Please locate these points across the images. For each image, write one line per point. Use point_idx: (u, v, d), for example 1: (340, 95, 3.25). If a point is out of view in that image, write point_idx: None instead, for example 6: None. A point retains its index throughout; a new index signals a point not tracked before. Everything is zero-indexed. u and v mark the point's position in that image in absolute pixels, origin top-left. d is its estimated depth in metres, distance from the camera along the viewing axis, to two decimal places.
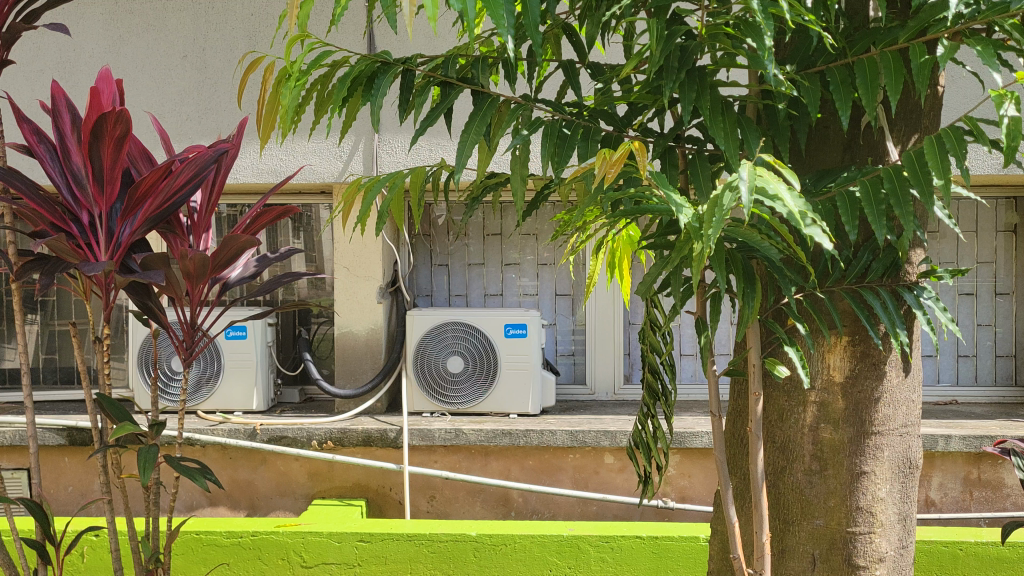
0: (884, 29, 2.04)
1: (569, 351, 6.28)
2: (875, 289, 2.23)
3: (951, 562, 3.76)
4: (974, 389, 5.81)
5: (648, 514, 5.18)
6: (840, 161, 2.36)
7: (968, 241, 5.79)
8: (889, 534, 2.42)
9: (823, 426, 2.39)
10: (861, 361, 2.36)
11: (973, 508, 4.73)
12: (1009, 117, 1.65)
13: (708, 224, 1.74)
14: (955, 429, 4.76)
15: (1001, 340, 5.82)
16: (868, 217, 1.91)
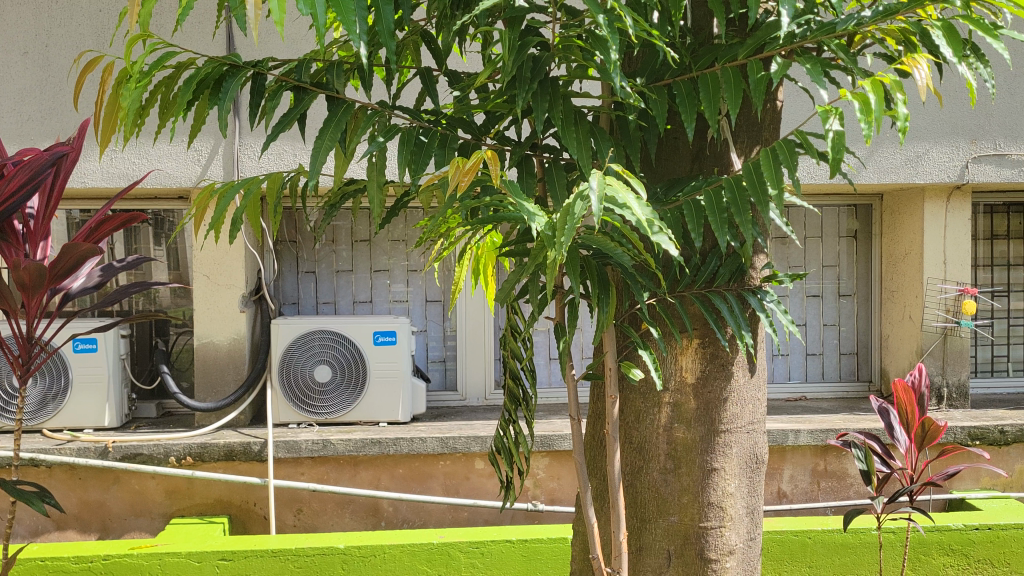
0: (725, 46, 2.14)
1: (440, 357, 6.28)
2: (723, 294, 2.33)
3: (800, 550, 3.97)
4: (822, 385, 6.17)
5: (519, 517, 5.23)
6: (689, 171, 2.45)
7: (814, 246, 6.15)
8: (738, 527, 2.53)
9: (676, 426, 2.48)
10: (711, 362, 2.47)
11: (820, 498, 5.02)
12: (834, 131, 1.77)
13: (561, 232, 1.77)
14: (804, 424, 5.04)
15: (845, 338, 6.21)
16: (712, 224, 2.01)
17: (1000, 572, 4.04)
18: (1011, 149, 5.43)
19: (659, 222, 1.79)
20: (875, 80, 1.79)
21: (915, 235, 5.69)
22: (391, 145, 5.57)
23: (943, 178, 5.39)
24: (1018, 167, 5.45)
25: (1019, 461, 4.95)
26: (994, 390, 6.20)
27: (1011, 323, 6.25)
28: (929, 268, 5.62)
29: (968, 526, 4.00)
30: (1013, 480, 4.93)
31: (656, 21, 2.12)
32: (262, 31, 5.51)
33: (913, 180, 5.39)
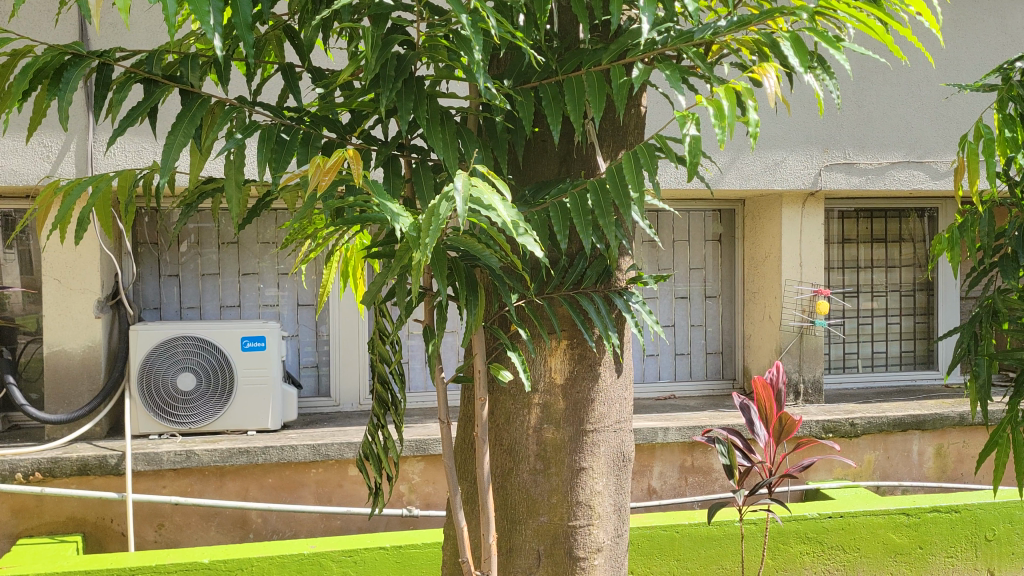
0: (589, 50, 2.18)
1: (312, 362, 6.13)
2: (590, 296, 2.37)
3: (669, 544, 4.09)
4: (689, 384, 6.39)
5: (393, 523, 5.17)
6: (557, 174, 2.47)
7: (682, 249, 6.36)
8: (606, 524, 2.57)
9: (546, 427, 2.50)
10: (579, 362, 2.51)
11: (688, 493, 5.19)
12: (691, 136, 1.85)
13: (425, 233, 1.75)
14: (672, 422, 5.20)
15: (710, 338, 6.45)
16: (577, 226, 2.04)
17: (852, 557, 4.27)
18: (860, 158, 5.77)
19: (525, 224, 1.80)
20: (728, 87, 1.87)
21: (774, 239, 5.97)
22: (251, 142, 5.42)
23: (799, 185, 5.69)
24: (866, 174, 5.80)
25: (868, 452, 5.27)
26: (845, 385, 6.58)
27: (861, 322, 6.66)
28: (787, 271, 5.91)
29: (822, 514, 4.22)
30: (863, 470, 5.24)
31: (521, 25, 2.14)
32: (109, 21, 5.26)
33: (772, 186, 5.65)
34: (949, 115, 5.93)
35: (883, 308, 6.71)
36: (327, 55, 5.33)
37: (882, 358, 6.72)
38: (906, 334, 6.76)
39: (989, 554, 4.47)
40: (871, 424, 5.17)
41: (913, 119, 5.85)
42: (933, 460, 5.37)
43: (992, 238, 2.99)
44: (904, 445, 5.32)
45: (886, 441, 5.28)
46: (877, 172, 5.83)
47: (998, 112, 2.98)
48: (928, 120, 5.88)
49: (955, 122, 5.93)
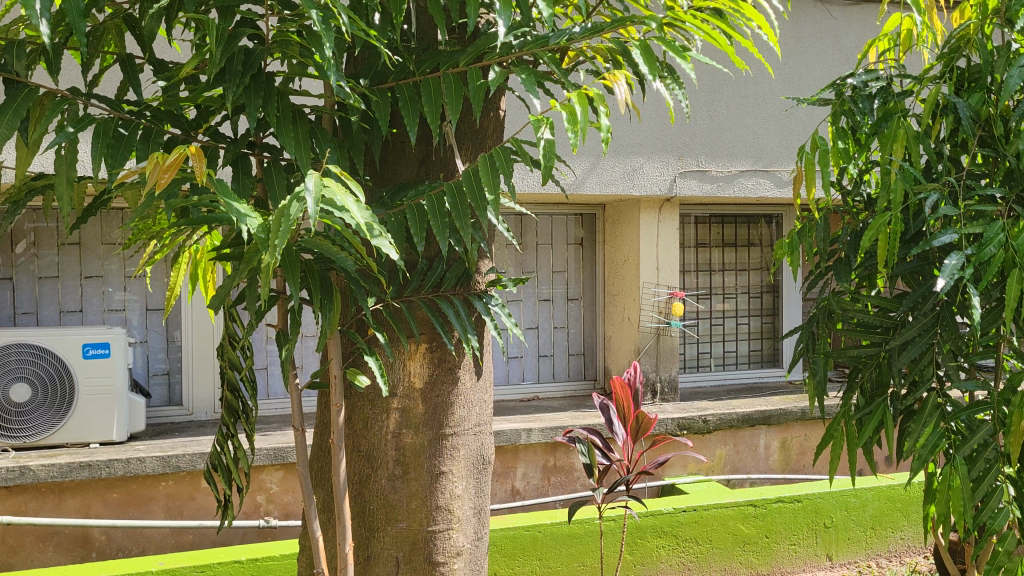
0: (447, 52, 2.18)
1: (162, 370, 5.83)
2: (450, 298, 2.37)
3: (531, 544, 4.13)
4: (552, 384, 6.48)
5: (250, 535, 4.99)
6: (415, 176, 2.44)
7: (545, 252, 6.46)
8: (465, 528, 2.56)
9: (404, 432, 2.47)
10: (438, 366, 2.49)
11: (550, 493, 5.26)
12: (545, 140, 1.89)
13: (275, 235, 1.68)
14: (534, 423, 5.26)
15: (573, 340, 6.56)
16: (433, 229, 2.03)
17: (704, 549, 4.45)
18: (711, 166, 6.04)
19: (379, 225, 1.77)
20: (581, 92, 1.91)
21: (632, 244, 6.15)
22: (84, 136, 5.11)
23: (655, 191, 5.88)
24: (717, 182, 6.07)
25: (719, 447, 5.50)
26: (699, 383, 6.84)
27: (713, 323, 6.96)
28: (644, 273, 6.10)
29: (677, 509, 4.37)
30: (714, 464, 5.47)
31: (376, 24, 2.11)
32: None
33: (630, 192, 5.82)
34: (791, 126, 6.30)
35: (733, 309, 7.03)
36: (172, 47, 5.10)
37: (732, 356, 7.05)
38: (754, 334, 7.11)
39: (828, 541, 4.76)
40: (722, 421, 5.42)
41: (760, 129, 6.16)
42: (778, 453, 5.67)
43: (826, 244, 3.20)
44: (751, 439, 5.59)
45: (735, 436, 5.54)
46: (726, 180, 6.11)
47: (832, 124, 3.17)
48: (773, 131, 6.22)
49: (797, 133, 6.30)
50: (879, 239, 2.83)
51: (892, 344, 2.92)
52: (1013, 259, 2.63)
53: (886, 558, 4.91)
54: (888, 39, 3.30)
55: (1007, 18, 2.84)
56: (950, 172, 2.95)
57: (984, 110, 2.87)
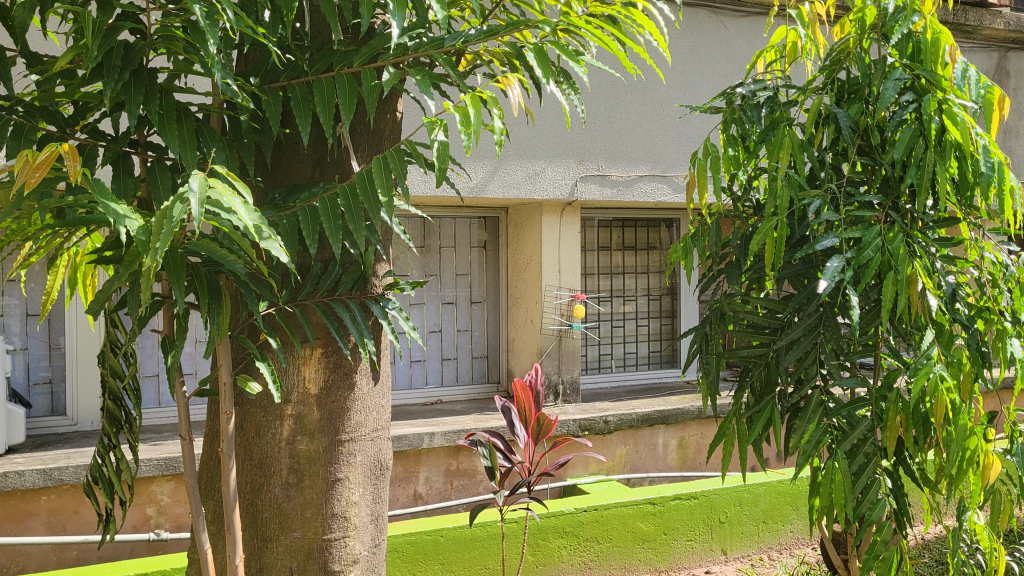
0: (340, 52, 2.15)
1: (43, 378, 5.55)
2: (345, 302, 2.33)
3: (433, 548, 4.10)
4: (456, 388, 6.46)
5: (140, 549, 4.80)
6: (310, 177, 2.38)
7: (448, 254, 6.44)
8: (362, 535, 2.52)
9: (299, 439, 2.41)
10: (334, 371, 2.45)
11: (453, 496, 5.25)
12: (439, 141, 1.90)
13: (156, 237, 1.62)
14: (437, 426, 5.24)
15: (476, 342, 6.56)
16: (326, 232, 2.00)
17: (605, 548, 4.52)
18: (611, 171, 6.13)
19: (269, 227, 1.73)
20: (474, 95, 1.93)
21: (535, 247, 6.19)
22: None
23: (556, 194, 5.94)
24: (617, 186, 6.17)
25: (619, 447, 5.60)
26: (600, 385, 6.95)
27: (613, 325, 7.08)
28: (546, 276, 6.14)
29: (578, 509, 4.42)
30: (615, 464, 5.56)
31: (266, 22, 2.07)
32: None
33: (533, 195, 5.86)
34: (687, 133, 6.45)
35: (633, 311, 7.17)
36: (49, 40, 4.88)
37: (633, 358, 7.18)
38: (653, 335, 7.26)
39: (722, 535, 4.90)
40: (622, 421, 5.52)
41: (657, 135, 6.29)
42: (676, 451, 5.81)
43: (719, 247, 3.30)
44: (651, 438, 5.72)
45: (635, 436, 5.65)
46: (626, 184, 6.21)
47: (723, 131, 3.28)
48: (671, 138, 6.36)
49: (693, 140, 6.46)
50: (767, 243, 2.93)
51: (779, 344, 3.03)
52: (889, 261, 2.77)
53: (777, 550, 5.08)
54: (775, 51, 3.43)
55: (882, 33, 3.00)
56: (832, 179, 3.09)
57: (862, 120, 3.01)
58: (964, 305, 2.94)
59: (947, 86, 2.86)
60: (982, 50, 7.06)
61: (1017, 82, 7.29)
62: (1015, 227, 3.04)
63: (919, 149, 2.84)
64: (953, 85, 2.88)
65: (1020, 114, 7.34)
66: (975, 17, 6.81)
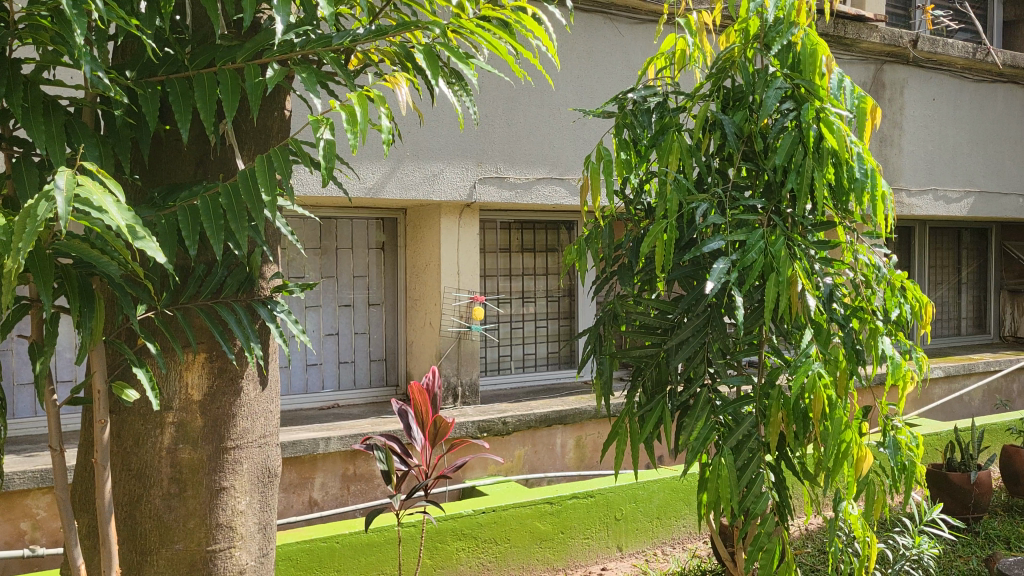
0: (223, 47, 2.08)
1: None
2: (231, 305, 2.27)
3: (328, 555, 4.03)
4: (353, 392, 6.36)
5: (13, 566, 4.53)
6: (192, 176, 2.29)
7: (345, 256, 6.35)
8: (249, 545, 2.45)
9: (181, 447, 2.32)
10: (219, 377, 2.37)
11: (350, 502, 5.16)
12: (324, 141, 1.86)
13: (19, 238, 1.53)
14: (333, 431, 5.15)
15: (374, 345, 6.48)
16: (207, 233, 1.93)
17: (502, 548, 4.53)
18: (509, 173, 6.14)
19: (143, 227, 1.66)
20: (361, 94, 1.91)
21: (433, 249, 6.15)
22: None
23: (455, 196, 5.92)
24: (515, 188, 6.18)
25: (517, 448, 5.63)
26: (499, 386, 6.97)
27: (512, 326, 7.11)
28: (445, 278, 6.10)
29: (476, 511, 4.42)
30: (513, 465, 5.59)
31: (142, 13, 1.99)
32: None
33: (430, 197, 5.83)
34: (584, 136, 6.52)
35: (532, 312, 7.22)
36: None
37: (532, 359, 7.23)
38: (552, 336, 7.33)
39: (617, 532, 4.98)
40: (520, 421, 5.56)
41: (555, 138, 6.33)
42: (573, 451, 5.88)
43: (612, 250, 3.36)
44: (548, 439, 5.77)
45: (533, 437, 5.69)
46: (524, 187, 6.22)
47: (615, 136, 3.35)
48: (568, 141, 6.40)
49: (588, 143, 6.52)
50: (656, 244, 3.00)
51: (669, 343, 3.11)
52: (771, 263, 2.86)
53: (670, 545, 5.20)
54: (665, 57, 3.51)
55: (765, 44, 3.12)
56: (718, 184, 3.19)
57: (746, 127, 3.12)
58: (840, 305, 3.08)
59: (824, 95, 2.98)
60: (860, 62, 7.41)
61: (891, 93, 7.68)
62: (886, 231, 3.20)
63: (799, 156, 2.95)
64: (829, 94, 3.01)
65: (894, 124, 7.74)
66: (854, 31, 7.15)
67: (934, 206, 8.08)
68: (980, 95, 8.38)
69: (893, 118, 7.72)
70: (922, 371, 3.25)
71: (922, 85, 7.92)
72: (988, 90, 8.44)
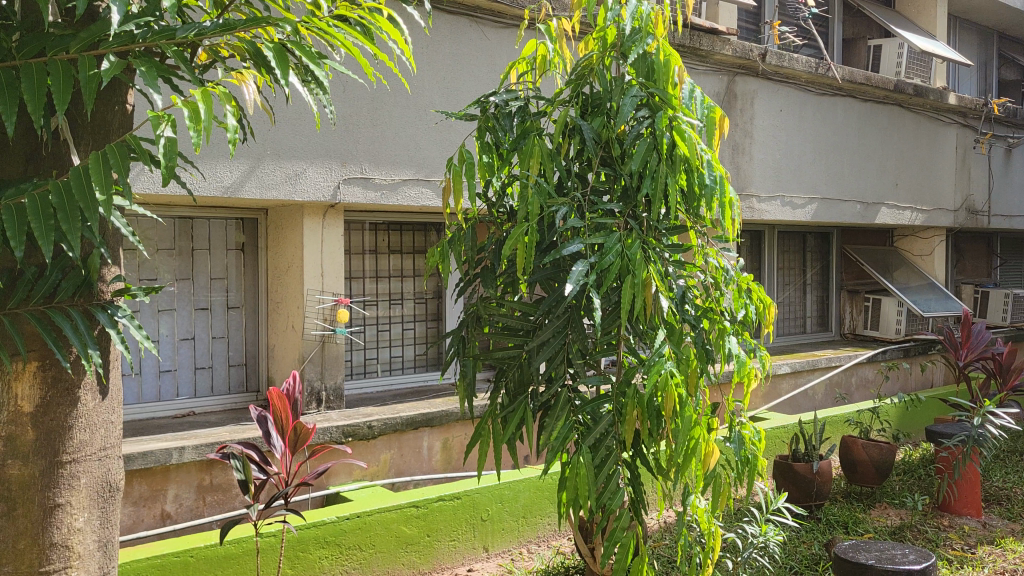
0: (54, 36, 1.95)
1: None
2: (66, 311, 2.15)
3: (181, 570, 3.86)
4: (210, 399, 6.10)
5: None
6: (21, 173, 2.13)
7: (201, 258, 6.10)
8: (87, 564, 2.31)
9: (9, 462, 2.16)
10: (53, 387, 2.23)
11: (206, 514, 4.96)
12: (165, 137, 1.80)
13: None
14: (187, 440, 4.93)
15: (232, 350, 6.25)
16: (35, 233, 1.82)
17: (367, 555, 4.46)
18: (374, 174, 6.06)
19: None
20: (205, 90, 1.86)
21: (295, 250, 5.99)
22: None
23: (318, 197, 5.79)
24: (380, 190, 6.10)
25: (383, 452, 5.56)
26: (364, 390, 6.88)
27: (379, 329, 7.03)
28: (308, 279, 5.94)
29: (340, 517, 4.34)
30: (378, 469, 5.52)
31: None
32: None
33: (292, 197, 5.68)
34: (451, 138, 6.50)
35: (399, 315, 7.15)
36: None
37: (398, 362, 7.16)
38: (418, 338, 7.29)
39: (484, 533, 5.00)
40: (386, 425, 5.50)
41: (421, 140, 6.29)
42: (440, 453, 5.87)
43: (474, 253, 3.37)
44: (415, 442, 5.72)
45: (399, 440, 5.63)
46: (390, 188, 6.15)
47: (478, 139, 3.36)
48: (434, 143, 6.38)
49: (454, 145, 6.51)
50: (518, 247, 3.03)
51: (531, 344, 3.15)
52: (627, 266, 2.94)
53: (536, 544, 5.26)
54: (526, 62, 3.55)
55: (621, 52, 3.20)
56: (578, 188, 3.26)
57: (604, 132, 3.21)
58: (691, 306, 3.22)
59: (676, 104, 3.09)
60: (714, 73, 7.75)
61: (742, 103, 8.07)
62: (733, 235, 3.36)
63: (652, 162, 3.04)
64: (681, 103, 3.13)
65: (746, 133, 8.14)
66: (707, 43, 7.48)
67: (781, 212, 8.56)
68: (822, 108, 8.94)
69: (744, 127, 8.11)
70: (764, 368, 3.43)
71: (770, 97, 8.36)
72: (829, 103, 9.02)
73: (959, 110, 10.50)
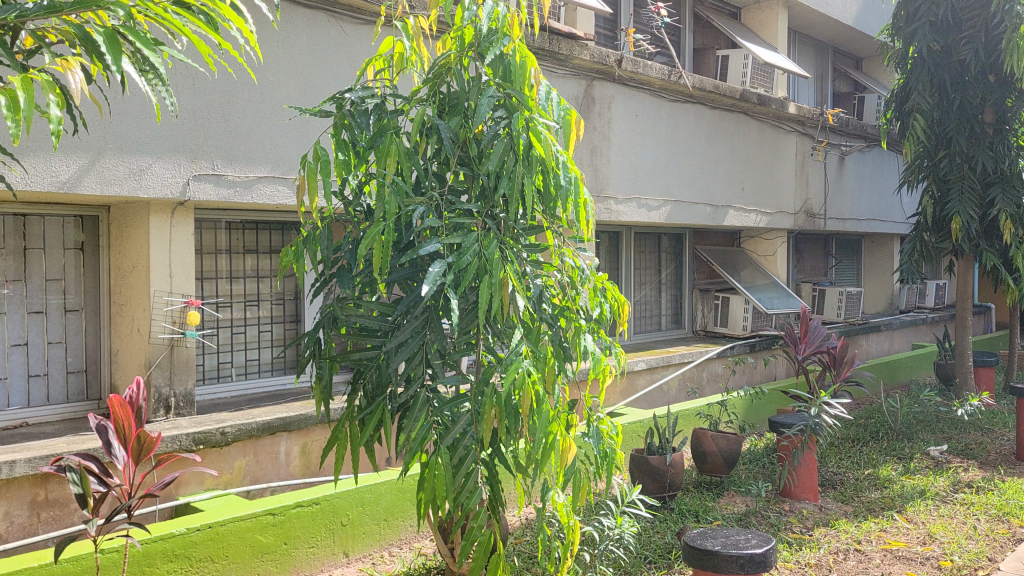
0: None
1: None
2: None
3: None
4: (46, 408, 5.70)
5: None
6: None
7: (34, 258, 5.70)
8: None
9: None
10: None
11: (40, 531, 4.64)
12: None
13: None
14: (19, 453, 4.59)
15: (71, 356, 5.86)
16: None
17: (220, 566, 4.28)
18: (227, 171, 5.83)
19: None
20: (26, 78, 1.76)
21: (141, 249, 5.67)
22: None
23: (165, 194, 5.52)
24: (233, 187, 5.87)
25: (237, 459, 5.37)
26: (218, 395, 6.61)
27: (233, 331, 6.78)
28: (155, 281, 5.63)
29: (190, 529, 4.15)
30: (232, 477, 5.32)
31: None
32: None
33: (136, 193, 5.39)
34: (308, 134, 6.34)
35: (254, 316, 6.91)
36: None
37: (255, 365, 6.93)
38: (276, 340, 7.06)
39: (343, 538, 4.91)
40: (240, 430, 5.32)
41: (277, 135, 6.10)
42: (298, 458, 5.71)
43: (330, 252, 3.29)
44: (271, 447, 5.55)
45: (254, 446, 5.45)
46: (244, 185, 5.94)
47: (333, 136, 3.28)
48: (291, 139, 6.20)
49: (312, 141, 6.35)
50: (375, 247, 2.97)
51: (389, 345, 3.11)
52: (485, 265, 2.94)
53: (397, 546, 5.20)
54: (383, 59, 3.49)
55: (478, 52, 3.20)
56: (435, 188, 3.25)
57: (461, 132, 3.21)
58: (548, 305, 3.28)
59: (533, 106, 3.12)
60: (572, 77, 7.92)
61: (600, 108, 8.29)
62: (589, 235, 3.43)
63: (509, 163, 3.06)
64: (538, 105, 3.16)
65: (603, 136, 8.36)
66: (566, 47, 7.63)
67: (637, 213, 8.85)
68: (675, 113, 9.31)
69: (602, 130, 8.33)
70: (619, 364, 3.53)
71: (626, 102, 8.62)
72: (681, 109, 9.39)
73: (798, 119, 11.17)
